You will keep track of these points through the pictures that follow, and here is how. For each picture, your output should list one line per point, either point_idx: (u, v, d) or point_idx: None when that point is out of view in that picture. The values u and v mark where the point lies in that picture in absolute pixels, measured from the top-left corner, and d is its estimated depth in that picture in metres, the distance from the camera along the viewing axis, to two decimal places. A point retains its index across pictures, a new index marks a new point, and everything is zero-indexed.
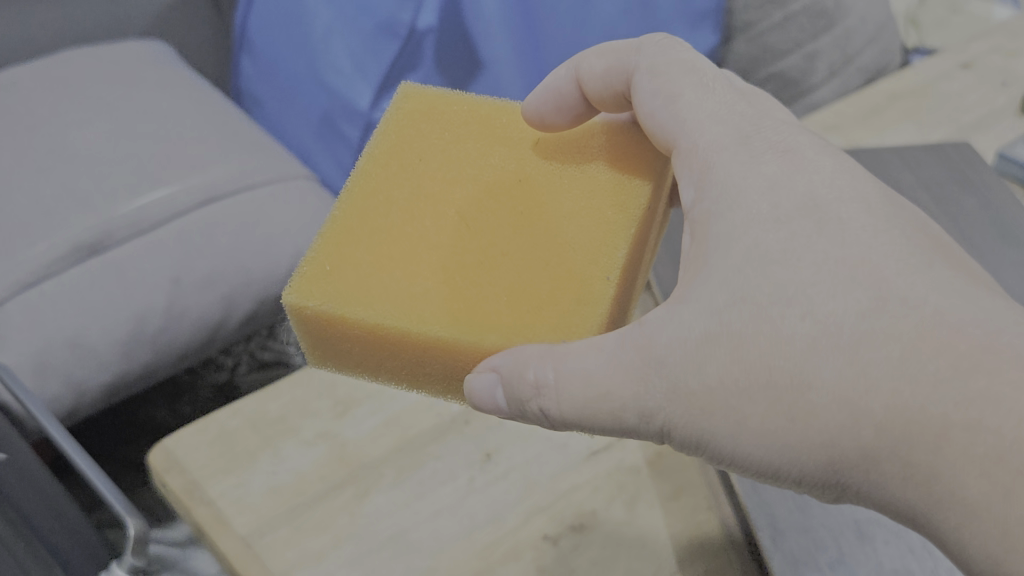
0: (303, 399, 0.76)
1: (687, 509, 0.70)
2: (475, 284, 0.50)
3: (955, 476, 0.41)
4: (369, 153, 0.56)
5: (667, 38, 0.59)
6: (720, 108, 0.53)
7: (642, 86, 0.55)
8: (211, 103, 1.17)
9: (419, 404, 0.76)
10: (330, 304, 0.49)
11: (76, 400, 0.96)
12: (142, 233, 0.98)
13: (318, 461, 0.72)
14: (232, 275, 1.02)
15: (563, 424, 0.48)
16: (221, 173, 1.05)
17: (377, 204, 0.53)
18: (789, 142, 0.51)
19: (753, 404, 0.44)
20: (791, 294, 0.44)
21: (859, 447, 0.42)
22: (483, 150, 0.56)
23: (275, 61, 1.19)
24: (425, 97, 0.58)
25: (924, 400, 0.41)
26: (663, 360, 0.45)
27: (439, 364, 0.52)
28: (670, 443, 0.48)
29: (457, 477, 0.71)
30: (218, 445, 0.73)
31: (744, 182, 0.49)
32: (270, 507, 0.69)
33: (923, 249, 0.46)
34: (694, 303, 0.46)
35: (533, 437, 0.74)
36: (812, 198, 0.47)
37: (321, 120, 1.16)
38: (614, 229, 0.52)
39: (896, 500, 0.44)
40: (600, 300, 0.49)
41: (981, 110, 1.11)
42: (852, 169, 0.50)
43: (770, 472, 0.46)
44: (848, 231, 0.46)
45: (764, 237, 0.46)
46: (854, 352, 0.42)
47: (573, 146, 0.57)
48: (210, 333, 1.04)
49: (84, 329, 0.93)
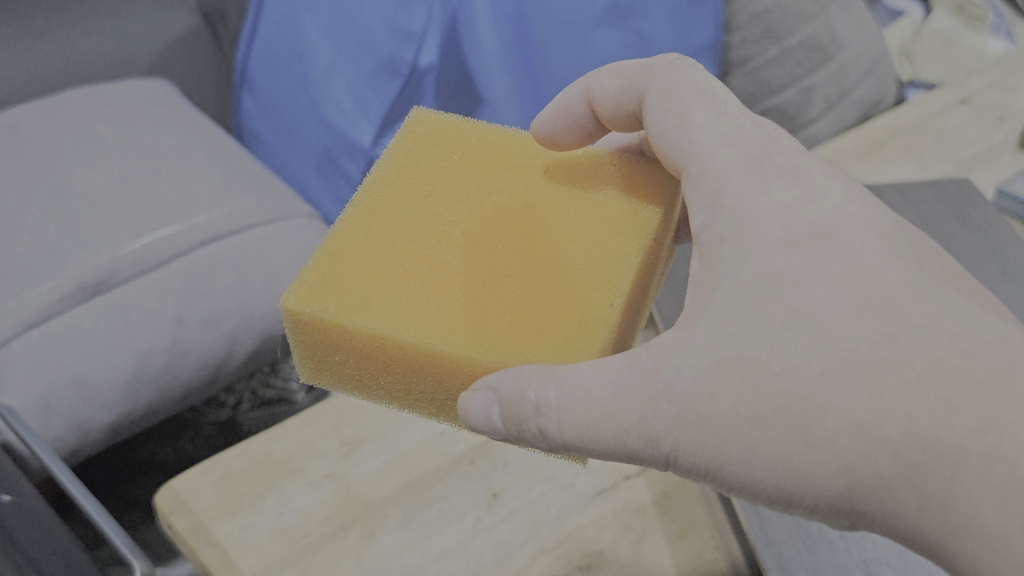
0: (309, 439, 0.76)
1: (693, 550, 0.70)
2: (478, 299, 0.50)
3: (972, 506, 0.43)
4: (378, 174, 0.57)
5: (679, 59, 0.60)
6: (732, 132, 0.54)
7: (652, 108, 0.57)
8: (213, 141, 1.18)
9: (424, 443, 0.76)
10: (329, 310, 0.49)
11: (79, 440, 0.96)
12: (146, 273, 0.98)
13: (324, 501, 0.72)
14: (235, 313, 1.03)
15: (556, 447, 0.48)
16: (224, 211, 1.06)
17: (381, 221, 0.54)
18: (799, 167, 0.52)
19: (767, 429, 0.44)
20: (804, 320, 0.45)
21: (875, 474, 0.44)
22: (490, 177, 0.57)
23: (275, 99, 1.20)
24: (436, 126, 0.60)
25: (942, 425, 0.43)
26: (673, 385, 0.45)
27: (433, 378, 0.51)
28: (676, 471, 0.48)
29: (463, 517, 0.71)
30: (223, 486, 0.73)
31: (755, 207, 0.49)
32: (277, 549, 0.69)
33: (933, 279, 0.48)
34: (705, 326, 0.46)
35: (538, 473, 0.74)
36: (823, 225, 0.49)
37: (322, 156, 1.16)
38: (619, 256, 0.53)
39: (911, 527, 0.46)
40: (603, 326, 0.50)
41: (979, 145, 1.12)
42: (860, 195, 0.52)
43: (782, 500, 0.47)
44: (861, 257, 0.47)
45: (775, 260, 0.47)
46: (870, 378, 0.44)
47: (581, 175, 0.58)
48: (212, 372, 1.04)
49: (88, 369, 0.94)
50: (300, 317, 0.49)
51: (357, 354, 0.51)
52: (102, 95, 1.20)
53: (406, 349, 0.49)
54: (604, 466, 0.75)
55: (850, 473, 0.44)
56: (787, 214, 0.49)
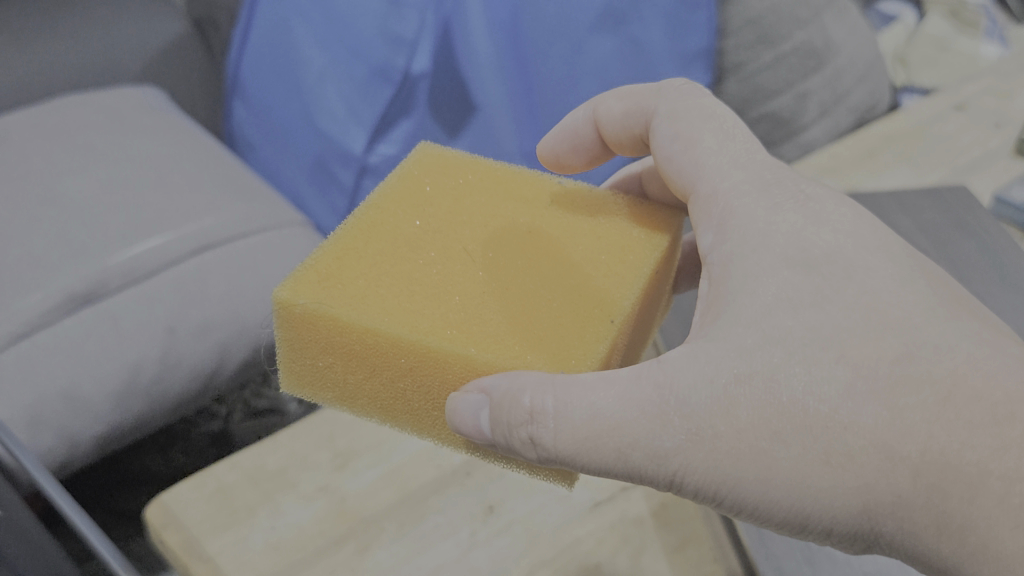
0: (302, 451, 0.75)
1: (692, 562, 0.69)
2: (476, 307, 0.50)
3: (990, 528, 0.44)
4: (385, 189, 0.57)
5: (687, 85, 0.62)
6: (741, 156, 0.57)
7: (660, 131, 0.60)
8: (205, 149, 1.17)
9: (419, 455, 0.75)
10: (323, 303, 0.49)
11: (67, 453, 0.94)
12: (137, 283, 0.98)
13: (318, 515, 0.71)
14: (226, 322, 1.01)
15: (546, 458, 0.47)
16: (216, 221, 1.05)
17: (384, 231, 0.54)
18: (809, 193, 0.54)
19: (786, 447, 0.45)
20: (825, 337, 0.47)
21: (896, 495, 0.45)
22: (496, 201, 0.58)
23: (268, 107, 1.19)
24: (446, 156, 0.61)
25: (962, 444, 0.44)
26: (686, 401, 0.46)
27: (423, 386, 0.51)
28: (687, 495, 0.48)
29: (459, 531, 0.70)
30: (215, 500, 0.72)
31: (769, 227, 0.52)
32: (270, 563, 0.68)
33: (943, 301, 0.50)
34: (724, 342, 0.47)
35: (535, 486, 0.73)
36: (835, 250, 0.50)
37: (314, 164, 1.15)
38: (621, 280, 0.53)
39: (929, 550, 0.47)
40: (602, 339, 0.50)
41: (975, 151, 1.11)
42: (869, 220, 0.54)
43: (798, 523, 0.48)
44: (875, 279, 0.49)
45: (791, 280, 0.49)
46: (890, 398, 0.45)
47: (587, 205, 0.59)
48: (205, 382, 1.02)
49: (77, 380, 0.93)
50: (293, 308, 0.49)
51: (347, 351, 0.51)
52: (93, 103, 1.19)
53: (399, 346, 0.48)
54: (602, 477, 0.74)
55: (868, 491, 0.45)
56: (801, 236, 0.51)
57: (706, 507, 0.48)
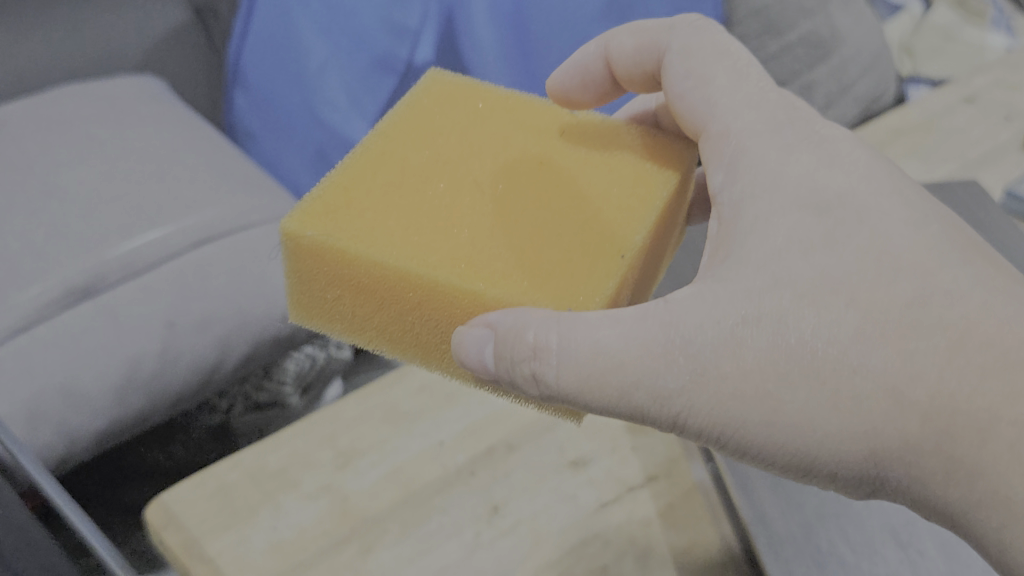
0: (304, 450, 0.74)
1: (700, 564, 0.67)
2: (486, 242, 0.50)
3: (1000, 474, 0.41)
4: (393, 120, 0.56)
5: (701, 21, 0.60)
6: (754, 95, 0.55)
7: (672, 69, 0.58)
8: (205, 139, 1.16)
9: (423, 454, 0.74)
10: (330, 237, 0.48)
11: (66, 448, 0.93)
12: (136, 275, 0.96)
13: (320, 515, 0.70)
14: (228, 316, 1.00)
15: (549, 394, 0.46)
16: (217, 213, 1.04)
17: (393, 165, 0.53)
18: (822, 135, 0.52)
19: (790, 388, 0.43)
20: (833, 284, 0.44)
21: (902, 438, 0.43)
22: (504, 133, 0.57)
23: (269, 96, 1.17)
24: (455, 86, 0.60)
25: (973, 388, 0.42)
26: (693, 341, 0.44)
27: (431, 321, 0.50)
28: (691, 436, 0.47)
29: (464, 531, 0.69)
30: (216, 499, 0.71)
31: (780, 168, 0.50)
32: (271, 564, 0.67)
33: (962, 249, 0.47)
34: (735, 283, 0.46)
35: (540, 486, 0.72)
36: (847, 194, 0.48)
37: (317, 155, 1.14)
38: (634, 215, 0.52)
39: (938, 497, 0.44)
40: (613, 274, 0.49)
41: (985, 144, 1.10)
42: (885, 166, 0.51)
43: (802, 466, 0.46)
44: (885, 221, 0.47)
45: (802, 224, 0.47)
46: (901, 343, 0.43)
47: (596, 136, 0.58)
48: (204, 375, 1.01)
49: (78, 375, 0.91)
50: (301, 240, 0.49)
51: (354, 288, 0.50)
52: (92, 92, 1.18)
53: (409, 280, 0.48)
54: (608, 478, 0.73)
55: (875, 435, 0.43)
56: (812, 179, 0.49)
57: (709, 448, 0.47)
